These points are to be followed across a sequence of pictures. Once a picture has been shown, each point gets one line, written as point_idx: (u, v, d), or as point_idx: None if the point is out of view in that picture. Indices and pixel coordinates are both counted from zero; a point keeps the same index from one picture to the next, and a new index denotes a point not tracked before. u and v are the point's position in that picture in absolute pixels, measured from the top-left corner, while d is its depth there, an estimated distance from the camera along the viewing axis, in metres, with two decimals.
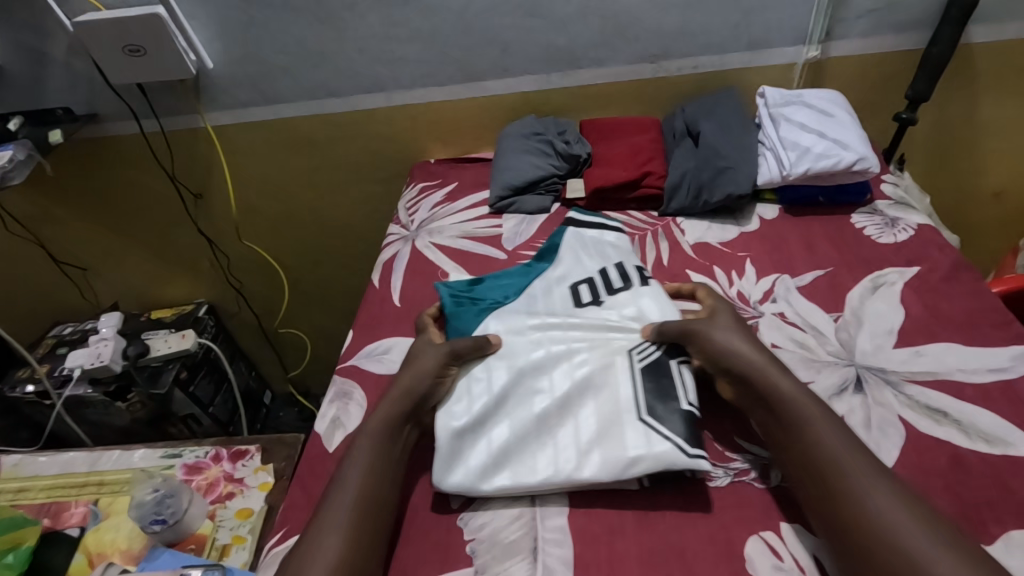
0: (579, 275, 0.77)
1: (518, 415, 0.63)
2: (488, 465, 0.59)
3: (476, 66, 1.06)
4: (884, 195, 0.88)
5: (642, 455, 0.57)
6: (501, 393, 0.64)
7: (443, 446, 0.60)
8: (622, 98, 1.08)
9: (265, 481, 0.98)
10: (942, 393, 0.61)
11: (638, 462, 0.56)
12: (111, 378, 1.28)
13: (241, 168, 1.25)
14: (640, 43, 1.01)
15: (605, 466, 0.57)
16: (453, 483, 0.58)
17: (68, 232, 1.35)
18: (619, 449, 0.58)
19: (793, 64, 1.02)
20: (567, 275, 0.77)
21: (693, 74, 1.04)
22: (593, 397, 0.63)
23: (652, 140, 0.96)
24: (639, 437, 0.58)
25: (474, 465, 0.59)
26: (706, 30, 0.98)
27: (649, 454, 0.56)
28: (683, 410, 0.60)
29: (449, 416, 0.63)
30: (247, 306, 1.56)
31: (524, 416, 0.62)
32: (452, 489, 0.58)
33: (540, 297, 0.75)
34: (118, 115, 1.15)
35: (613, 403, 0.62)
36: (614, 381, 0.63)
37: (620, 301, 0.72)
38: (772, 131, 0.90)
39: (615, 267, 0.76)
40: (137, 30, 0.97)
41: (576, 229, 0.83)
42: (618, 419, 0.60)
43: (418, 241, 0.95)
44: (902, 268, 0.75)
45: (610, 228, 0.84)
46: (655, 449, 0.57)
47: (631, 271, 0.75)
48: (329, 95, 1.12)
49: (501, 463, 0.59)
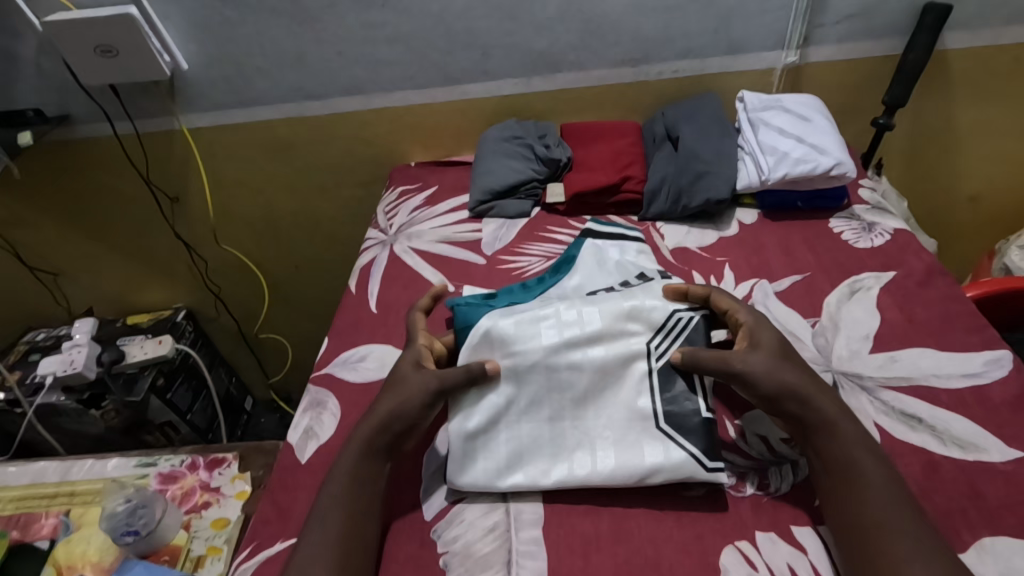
0: (597, 285, 0.74)
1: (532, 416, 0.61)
2: (502, 464, 0.58)
3: (456, 69, 1.05)
4: (861, 200, 0.89)
5: (659, 467, 0.56)
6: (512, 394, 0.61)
7: (454, 449, 0.59)
8: (603, 102, 1.08)
9: (242, 490, 0.96)
10: (917, 399, 0.61)
11: (656, 472, 0.56)
12: (84, 386, 1.25)
13: (219, 171, 1.23)
14: (620, 47, 1.00)
15: (621, 472, 0.57)
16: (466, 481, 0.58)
17: (40, 236, 1.32)
18: (636, 456, 0.58)
19: (772, 69, 1.02)
20: (584, 284, 0.74)
21: (674, 78, 1.04)
22: (609, 396, 0.62)
23: (632, 144, 0.96)
24: (657, 450, 0.58)
25: (488, 464, 0.59)
26: (686, 35, 0.99)
27: (667, 465, 0.56)
28: (702, 417, 0.60)
29: (462, 417, 0.61)
30: (227, 311, 1.53)
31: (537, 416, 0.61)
32: (467, 487, 0.58)
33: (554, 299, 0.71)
34: (91, 117, 1.13)
35: (628, 408, 0.61)
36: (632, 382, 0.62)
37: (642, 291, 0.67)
38: (751, 136, 0.90)
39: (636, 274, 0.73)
40: (110, 31, 0.95)
41: (594, 240, 0.80)
42: (633, 426, 0.60)
43: (396, 246, 0.94)
44: (878, 273, 0.76)
45: (631, 237, 0.80)
46: (672, 457, 0.57)
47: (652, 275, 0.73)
48: (308, 98, 1.10)
49: (514, 462, 0.59)
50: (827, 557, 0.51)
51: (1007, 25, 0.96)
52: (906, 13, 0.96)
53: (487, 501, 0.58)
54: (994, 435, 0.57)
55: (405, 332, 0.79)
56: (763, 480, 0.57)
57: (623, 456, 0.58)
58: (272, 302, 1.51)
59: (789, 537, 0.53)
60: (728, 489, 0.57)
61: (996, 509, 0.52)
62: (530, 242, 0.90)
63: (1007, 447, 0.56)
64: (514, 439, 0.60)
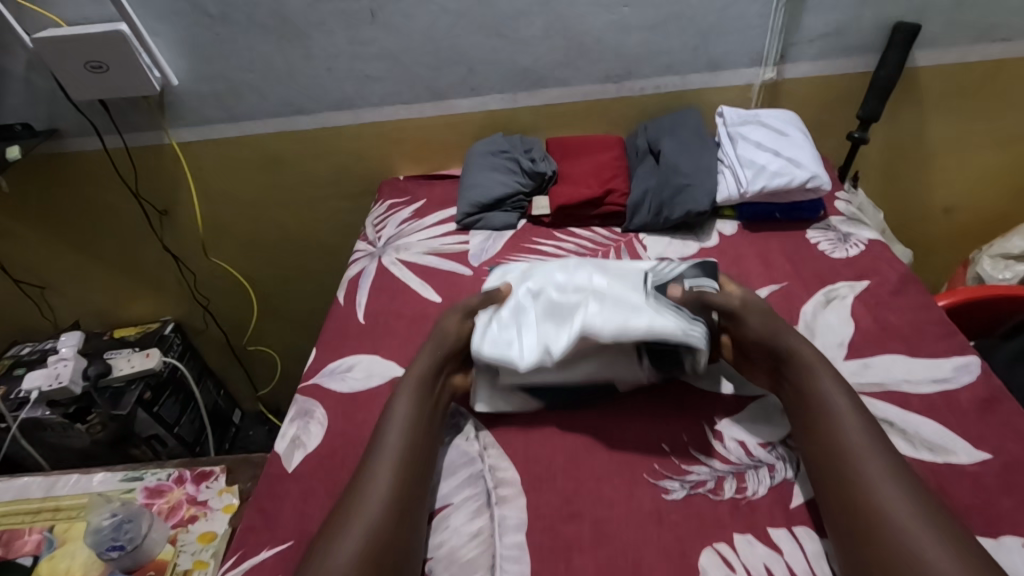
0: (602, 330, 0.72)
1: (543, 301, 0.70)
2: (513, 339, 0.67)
3: (444, 84, 1.07)
4: (837, 211, 0.91)
5: (640, 319, 0.62)
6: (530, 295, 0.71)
7: (478, 324, 0.70)
8: (588, 117, 1.10)
9: (230, 503, 0.97)
10: (889, 404, 0.63)
11: (636, 323, 0.62)
12: (70, 400, 1.24)
13: (208, 185, 1.23)
14: (604, 64, 1.03)
15: (608, 324, 0.62)
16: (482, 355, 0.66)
17: (27, 250, 1.32)
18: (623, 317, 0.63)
19: (750, 85, 1.06)
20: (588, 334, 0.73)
21: (656, 94, 1.07)
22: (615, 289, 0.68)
23: (616, 157, 0.98)
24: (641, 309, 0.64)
25: (501, 338, 0.67)
26: (667, 51, 1.01)
27: (646, 320, 0.62)
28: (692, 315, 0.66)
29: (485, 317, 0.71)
30: (215, 324, 1.53)
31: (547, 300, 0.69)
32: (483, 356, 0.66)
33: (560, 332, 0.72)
34: (80, 131, 1.14)
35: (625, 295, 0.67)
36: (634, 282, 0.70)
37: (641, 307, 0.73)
38: (730, 149, 0.92)
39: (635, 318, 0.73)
40: (100, 46, 0.97)
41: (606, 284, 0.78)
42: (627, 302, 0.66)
43: (385, 258, 0.95)
44: (853, 282, 0.78)
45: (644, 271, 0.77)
46: (654, 319, 0.63)
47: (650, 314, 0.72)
48: (297, 112, 1.12)
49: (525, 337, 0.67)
50: (800, 555, 0.53)
51: (973, 44, 1.00)
52: (877, 32, 0.99)
53: (471, 507, 0.59)
54: (963, 438, 0.59)
55: (393, 342, 0.80)
56: (740, 484, 0.59)
57: (611, 312, 0.64)
58: (260, 315, 1.51)
59: (766, 538, 0.54)
60: (707, 493, 0.58)
61: (964, 508, 0.54)
62: (516, 253, 0.92)
63: (975, 449, 0.58)
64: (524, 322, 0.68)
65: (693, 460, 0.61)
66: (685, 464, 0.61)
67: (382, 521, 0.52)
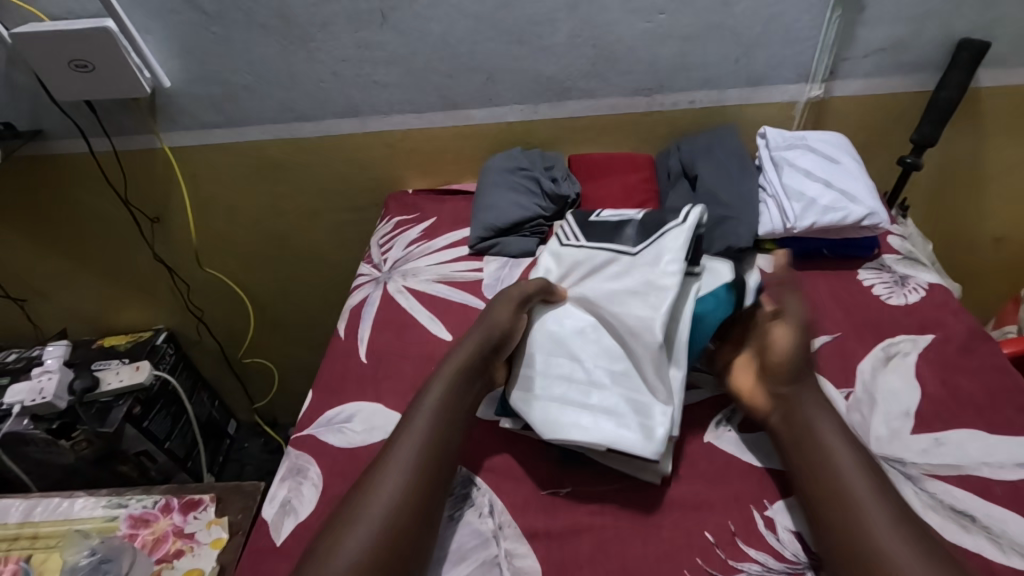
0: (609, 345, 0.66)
1: (575, 380, 0.64)
2: (631, 407, 0.61)
3: (459, 93, 0.98)
4: (891, 249, 0.82)
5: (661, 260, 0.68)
6: (556, 385, 0.64)
7: (564, 418, 0.62)
8: (613, 132, 1.01)
9: (218, 537, 0.91)
10: (967, 492, 0.54)
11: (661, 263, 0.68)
12: (53, 415, 1.21)
13: (201, 193, 1.16)
14: (634, 75, 0.94)
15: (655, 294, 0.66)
16: (536, 425, 0.61)
17: (14, 253, 1.26)
18: (650, 282, 0.67)
19: (794, 102, 0.96)
20: (602, 370, 0.64)
21: (690, 109, 0.98)
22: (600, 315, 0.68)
23: (645, 179, 0.92)
24: (653, 256, 0.70)
25: (625, 418, 0.60)
26: (704, 64, 0.92)
27: (666, 254, 0.68)
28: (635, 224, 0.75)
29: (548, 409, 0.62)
30: (209, 334, 1.46)
31: (585, 375, 0.64)
32: (655, 435, 0.57)
33: (589, 372, 0.64)
34: (65, 132, 1.06)
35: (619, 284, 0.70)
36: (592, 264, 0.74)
37: (598, 275, 0.73)
38: (775, 177, 0.84)
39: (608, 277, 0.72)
40: (85, 45, 0.89)
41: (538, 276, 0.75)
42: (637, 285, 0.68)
43: (390, 284, 0.87)
44: (915, 336, 0.69)
45: (568, 227, 0.79)
46: (665, 249, 0.69)
47: (627, 260, 0.72)
48: (298, 119, 1.03)
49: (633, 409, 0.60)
50: None
51: None
52: (940, 49, 0.90)
53: None
54: None
55: (397, 388, 0.72)
56: None
57: (640, 294, 0.67)
58: (258, 327, 1.44)
59: None
60: None
61: None
62: None
63: None
64: (572, 392, 0.63)
65: (742, 556, 0.53)
66: (733, 561, 0.53)
67: (368, 560, 0.48)
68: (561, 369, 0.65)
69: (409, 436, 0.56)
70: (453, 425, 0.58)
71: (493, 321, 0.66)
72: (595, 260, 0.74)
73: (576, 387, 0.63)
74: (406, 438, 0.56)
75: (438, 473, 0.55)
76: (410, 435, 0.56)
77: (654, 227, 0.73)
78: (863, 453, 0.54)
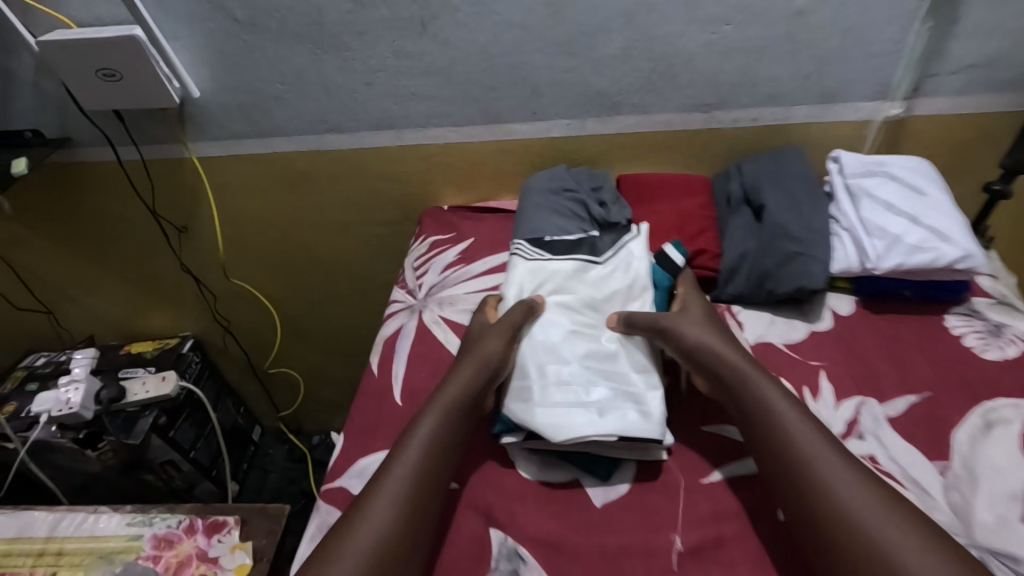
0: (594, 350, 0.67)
1: (566, 381, 0.65)
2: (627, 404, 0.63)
3: (501, 106, 0.92)
4: (981, 292, 0.74)
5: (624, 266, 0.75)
6: (551, 389, 0.64)
7: (569, 419, 0.62)
8: (666, 150, 0.94)
9: (242, 564, 0.88)
10: None
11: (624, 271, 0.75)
12: (80, 425, 1.19)
13: (230, 204, 1.12)
14: (692, 90, 0.87)
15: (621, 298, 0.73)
16: (542, 430, 0.61)
17: (44, 257, 1.24)
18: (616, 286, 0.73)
19: (869, 121, 0.88)
20: (589, 375, 0.65)
21: (751, 127, 0.90)
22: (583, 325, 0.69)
23: (702, 206, 0.84)
24: (619, 266, 0.75)
25: (626, 415, 0.62)
26: (771, 79, 0.84)
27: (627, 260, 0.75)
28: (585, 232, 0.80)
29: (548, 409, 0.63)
30: (235, 343, 1.43)
31: (577, 378, 0.65)
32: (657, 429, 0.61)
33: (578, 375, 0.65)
34: (93, 141, 1.03)
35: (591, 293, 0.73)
36: (560, 274, 0.74)
37: (566, 282, 0.74)
38: (850, 208, 0.76)
39: (579, 284, 0.73)
40: (113, 54, 0.84)
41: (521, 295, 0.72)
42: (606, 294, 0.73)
43: (426, 314, 0.82)
44: (1017, 400, 0.61)
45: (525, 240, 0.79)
46: (624, 254, 0.76)
47: (592, 268, 0.75)
48: (330, 130, 0.98)
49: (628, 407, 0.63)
50: None
51: None
52: None
53: None
54: None
55: None
56: None
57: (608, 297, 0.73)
58: (285, 337, 1.40)
59: None
60: None
61: None
62: None
63: None
64: (568, 395, 0.64)
65: None
66: None
67: None
68: (553, 376, 0.65)
69: (399, 470, 0.57)
70: (443, 456, 0.58)
71: (483, 348, 0.66)
72: (565, 268, 0.75)
73: (572, 390, 0.64)
74: (396, 473, 0.56)
75: (427, 507, 0.55)
76: (400, 469, 0.57)
77: (613, 237, 0.78)
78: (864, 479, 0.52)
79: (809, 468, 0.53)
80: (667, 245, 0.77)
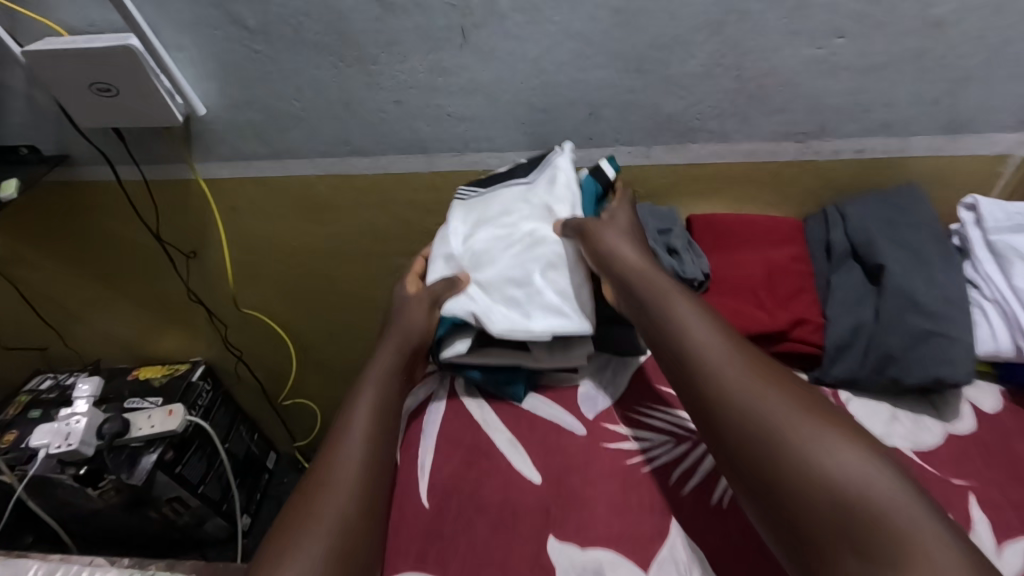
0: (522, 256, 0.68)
1: (497, 291, 0.67)
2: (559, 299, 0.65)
3: (551, 130, 0.78)
4: None
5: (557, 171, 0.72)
6: (486, 300, 0.66)
7: (503, 321, 0.64)
8: (746, 185, 0.79)
9: None
10: None
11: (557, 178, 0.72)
12: (81, 461, 1.09)
13: (238, 229, 1.00)
14: (787, 115, 0.71)
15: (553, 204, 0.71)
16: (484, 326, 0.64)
17: (47, 279, 1.16)
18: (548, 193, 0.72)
19: (1005, 156, 0.71)
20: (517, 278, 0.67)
21: (856, 160, 0.74)
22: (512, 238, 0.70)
23: (795, 258, 0.69)
24: (547, 178, 0.73)
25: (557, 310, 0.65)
26: (888, 104, 0.68)
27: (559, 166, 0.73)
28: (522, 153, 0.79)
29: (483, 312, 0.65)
30: (248, 370, 1.32)
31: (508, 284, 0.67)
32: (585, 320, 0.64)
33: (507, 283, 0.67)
34: (92, 159, 0.93)
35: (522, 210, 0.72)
36: (493, 201, 0.75)
37: (498, 209, 0.74)
38: (997, 273, 0.61)
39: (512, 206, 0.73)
40: (107, 66, 0.73)
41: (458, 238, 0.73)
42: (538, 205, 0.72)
43: (460, 382, 0.72)
44: None
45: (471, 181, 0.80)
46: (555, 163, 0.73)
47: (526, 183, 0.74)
48: (352, 152, 0.86)
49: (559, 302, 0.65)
50: None
51: None
52: None
53: None
54: None
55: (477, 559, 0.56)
56: None
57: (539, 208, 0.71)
58: (301, 367, 1.29)
59: None
60: None
61: None
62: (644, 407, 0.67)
63: None
64: (502, 300, 0.66)
65: None
66: None
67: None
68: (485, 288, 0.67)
69: (338, 454, 0.56)
70: (378, 427, 0.59)
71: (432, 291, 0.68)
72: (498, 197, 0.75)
73: (504, 295, 0.66)
74: (334, 456, 0.56)
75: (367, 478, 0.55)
76: (338, 449, 0.56)
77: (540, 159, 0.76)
78: (784, 388, 0.49)
79: (727, 389, 0.49)
80: (602, 161, 0.75)
